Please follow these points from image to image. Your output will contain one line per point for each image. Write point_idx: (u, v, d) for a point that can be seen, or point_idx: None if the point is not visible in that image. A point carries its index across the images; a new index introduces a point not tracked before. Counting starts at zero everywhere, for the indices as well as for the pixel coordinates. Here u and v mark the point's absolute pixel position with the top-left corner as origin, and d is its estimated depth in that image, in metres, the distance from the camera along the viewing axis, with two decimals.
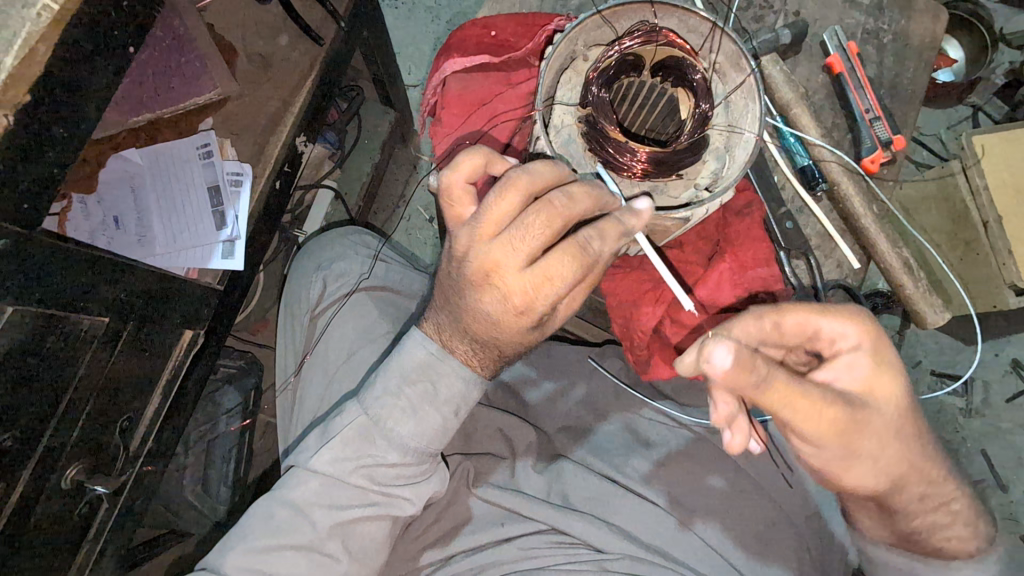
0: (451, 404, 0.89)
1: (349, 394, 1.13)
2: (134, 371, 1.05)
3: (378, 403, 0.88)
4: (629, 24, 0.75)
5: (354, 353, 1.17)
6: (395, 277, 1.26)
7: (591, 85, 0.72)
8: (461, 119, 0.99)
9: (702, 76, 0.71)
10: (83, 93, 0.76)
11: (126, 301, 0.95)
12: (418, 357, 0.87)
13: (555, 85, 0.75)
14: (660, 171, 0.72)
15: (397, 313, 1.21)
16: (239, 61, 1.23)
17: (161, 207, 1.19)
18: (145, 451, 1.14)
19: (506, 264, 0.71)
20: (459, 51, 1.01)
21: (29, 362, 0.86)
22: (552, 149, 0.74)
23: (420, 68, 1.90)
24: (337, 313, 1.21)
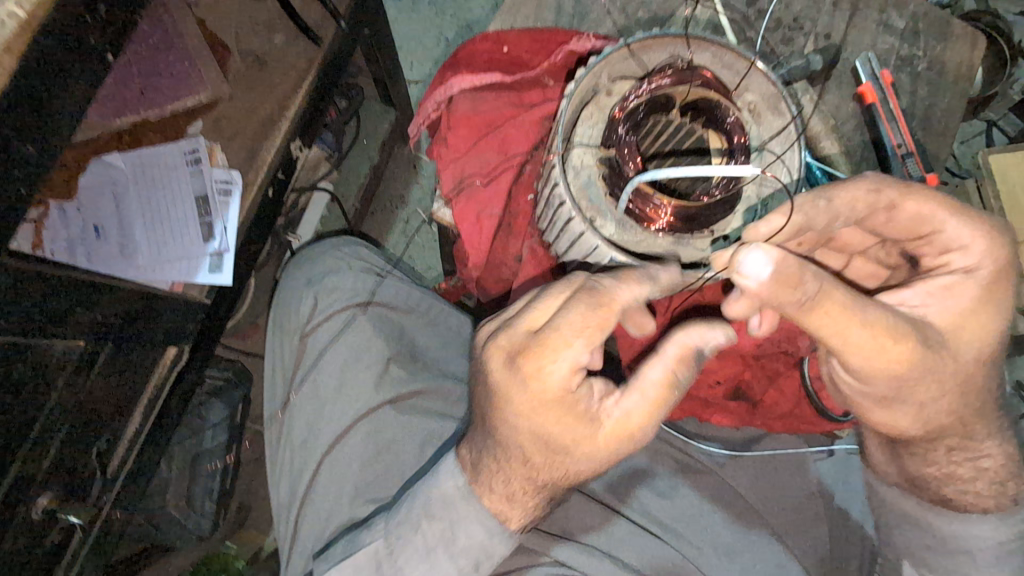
0: (471, 557, 0.76)
1: (346, 423, 1.09)
2: (112, 394, 0.99)
3: (397, 531, 0.79)
4: (658, 56, 0.69)
5: (347, 378, 1.12)
6: (390, 294, 1.18)
7: (616, 126, 0.66)
8: (469, 142, 0.92)
9: (735, 118, 0.65)
10: (53, 107, 0.69)
11: (103, 322, 0.89)
12: (446, 491, 0.76)
13: (574, 121, 0.69)
14: (688, 226, 0.67)
15: (393, 333, 1.15)
16: (232, 61, 1.15)
17: (145, 216, 1.12)
18: (124, 474, 1.09)
19: (546, 367, 0.65)
20: (467, 66, 0.95)
21: None
22: (570, 193, 0.67)
23: (423, 65, 1.82)
24: (330, 332, 1.14)
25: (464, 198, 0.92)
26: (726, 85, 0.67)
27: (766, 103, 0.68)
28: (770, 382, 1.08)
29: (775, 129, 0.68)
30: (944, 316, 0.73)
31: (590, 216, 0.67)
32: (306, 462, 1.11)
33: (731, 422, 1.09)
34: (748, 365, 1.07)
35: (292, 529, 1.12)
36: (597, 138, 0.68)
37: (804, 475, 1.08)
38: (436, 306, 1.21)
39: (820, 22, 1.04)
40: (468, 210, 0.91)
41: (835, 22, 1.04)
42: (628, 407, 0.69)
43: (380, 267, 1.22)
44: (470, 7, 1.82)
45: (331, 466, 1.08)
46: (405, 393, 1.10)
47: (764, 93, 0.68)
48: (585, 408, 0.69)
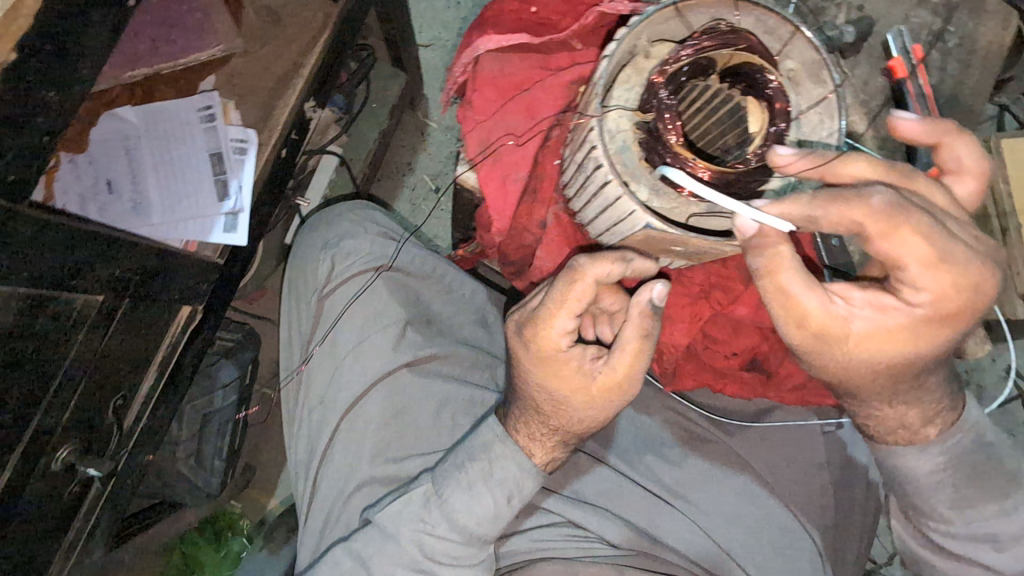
0: (505, 488, 0.89)
1: (362, 390, 1.10)
2: (128, 351, 0.98)
3: (445, 472, 0.91)
4: (701, 19, 0.67)
5: (365, 340, 1.13)
6: (407, 258, 1.17)
7: (657, 90, 0.65)
8: (496, 104, 0.92)
9: (777, 84, 0.65)
10: (76, 54, 0.67)
11: (123, 277, 0.88)
12: (489, 436, 0.90)
13: (611, 83, 0.68)
14: (726, 192, 0.66)
15: (410, 299, 1.15)
16: (246, 16, 1.13)
17: (158, 174, 1.08)
18: (139, 429, 1.09)
19: (545, 331, 0.82)
20: (494, 25, 0.94)
21: (17, 345, 0.79)
22: (607, 156, 0.67)
23: (434, 28, 1.79)
24: (347, 293, 1.14)
25: (489, 162, 0.91)
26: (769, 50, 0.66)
27: (808, 69, 0.67)
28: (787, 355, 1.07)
29: (814, 103, 0.67)
30: (872, 327, 0.71)
31: (627, 179, 0.67)
32: (325, 428, 1.13)
33: (745, 394, 1.09)
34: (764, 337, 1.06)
35: (311, 486, 1.14)
36: (635, 99, 0.67)
37: (809, 447, 1.10)
38: (451, 272, 1.20)
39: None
40: (496, 173, 0.91)
41: None
42: (616, 360, 0.84)
43: (394, 230, 1.21)
44: None
45: (349, 429, 1.10)
46: (420, 357, 1.11)
47: (806, 61, 0.67)
48: (580, 364, 0.85)
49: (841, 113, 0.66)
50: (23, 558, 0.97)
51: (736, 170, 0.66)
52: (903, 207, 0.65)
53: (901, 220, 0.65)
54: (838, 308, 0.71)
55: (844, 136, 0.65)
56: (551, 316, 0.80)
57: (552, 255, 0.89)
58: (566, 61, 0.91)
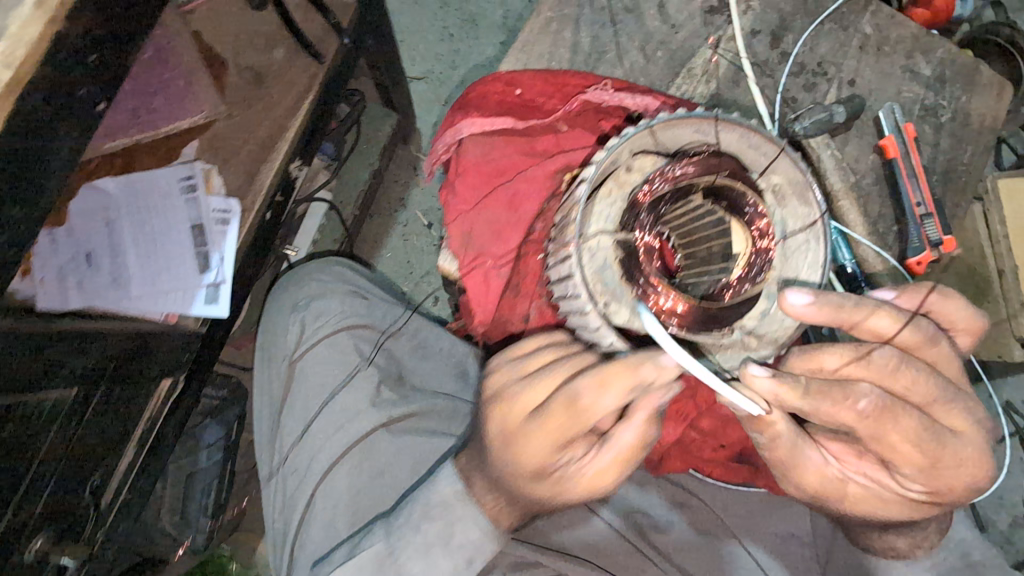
0: (465, 553, 0.78)
1: (339, 453, 1.07)
2: (106, 432, 0.97)
3: (399, 530, 0.80)
4: (683, 136, 0.66)
5: (333, 399, 1.12)
6: (378, 314, 1.21)
7: (639, 211, 0.64)
8: (480, 190, 0.90)
9: (755, 209, 0.64)
10: (41, 169, 0.64)
11: (98, 368, 0.87)
12: (445, 494, 0.79)
13: (591, 199, 0.65)
14: (705, 326, 0.63)
15: (381, 356, 1.16)
16: (229, 78, 1.14)
17: (138, 244, 1.06)
18: (119, 502, 1.08)
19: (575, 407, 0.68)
20: (478, 109, 0.94)
21: None
22: (585, 278, 0.64)
23: (426, 60, 1.81)
24: (317, 356, 1.14)
25: (472, 253, 0.91)
26: (749, 174, 0.65)
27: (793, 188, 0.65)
28: None
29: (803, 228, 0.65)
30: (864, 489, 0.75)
31: (606, 301, 0.65)
32: (300, 496, 1.09)
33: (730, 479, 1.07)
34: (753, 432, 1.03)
35: (290, 552, 1.09)
36: (615, 217, 0.65)
37: (793, 514, 1.08)
38: (421, 327, 1.24)
39: (844, 67, 1.01)
40: (477, 263, 0.90)
41: (858, 67, 1.01)
42: (622, 434, 0.72)
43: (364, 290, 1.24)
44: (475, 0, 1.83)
45: (328, 490, 1.05)
46: (394, 416, 1.09)
47: (789, 176, 0.65)
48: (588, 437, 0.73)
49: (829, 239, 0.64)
50: None
51: (717, 305, 0.64)
52: (890, 409, 0.64)
53: (887, 427, 0.64)
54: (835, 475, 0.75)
55: (827, 263, 0.64)
56: (575, 394, 0.67)
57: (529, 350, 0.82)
58: (550, 146, 0.89)
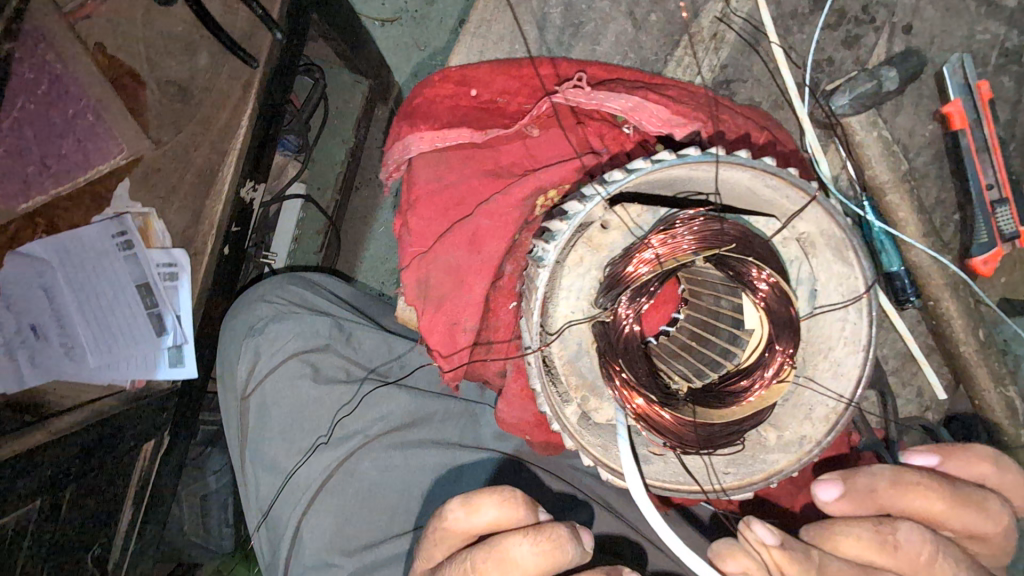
0: None
1: (319, 484, 0.94)
2: (90, 510, 0.94)
3: None
4: (674, 180, 0.51)
5: (305, 427, 0.97)
6: (343, 332, 1.02)
7: (621, 293, 0.52)
8: (436, 224, 0.75)
9: (767, 287, 0.51)
10: None
11: (53, 476, 0.83)
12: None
13: (559, 274, 0.52)
14: (706, 441, 0.53)
15: (352, 374, 1.00)
16: (147, 96, 0.96)
17: (85, 309, 0.97)
18: (128, 559, 1.07)
19: None
20: (427, 119, 0.77)
21: None
22: (555, 371, 0.54)
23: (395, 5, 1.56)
24: (277, 386, 0.98)
25: (431, 306, 0.74)
26: (757, 236, 0.51)
27: (825, 241, 0.51)
28: None
29: (841, 301, 0.52)
30: None
31: (585, 398, 0.56)
32: (282, 537, 0.94)
33: None
34: None
35: None
36: (587, 293, 0.54)
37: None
38: (393, 341, 1.04)
39: (899, 7, 0.78)
40: (435, 312, 0.74)
41: (918, 5, 0.78)
42: None
43: (317, 304, 1.05)
44: None
45: (315, 522, 0.91)
46: (377, 434, 0.96)
47: (819, 226, 0.50)
48: None
49: (872, 316, 0.51)
50: None
51: (724, 413, 0.53)
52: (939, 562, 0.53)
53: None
54: None
55: (871, 343, 0.52)
56: None
57: (512, 410, 0.74)
58: (520, 160, 0.72)
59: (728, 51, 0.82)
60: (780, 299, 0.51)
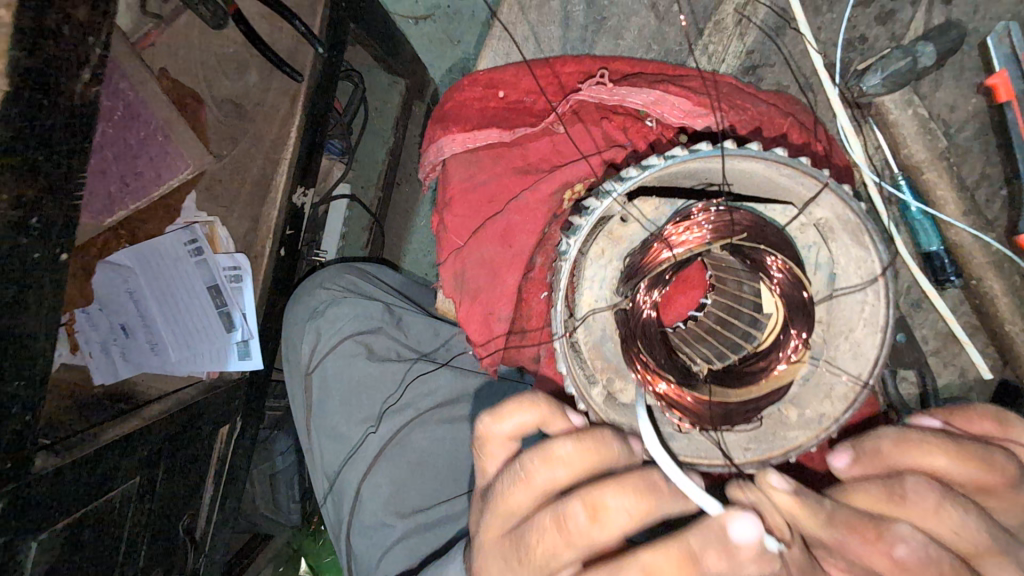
0: None
1: (376, 454, 1.02)
2: (179, 489, 1.05)
3: None
4: (687, 172, 0.53)
5: (361, 402, 1.05)
6: (393, 315, 1.09)
7: (638, 280, 0.55)
8: (471, 221, 0.78)
9: (786, 274, 0.53)
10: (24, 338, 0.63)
11: (151, 454, 0.92)
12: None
13: (580, 262, 0.55)
14: (727, 420, 0.55)
15: (402, 354, 1.08)
16: (207, 114, 1.06)
17: (164, 311, 1.07)
18: (209, 532, 1.19)
19: (559, 542, 0.51)
20: (460, 121, 0.81)
21: (81, 552, 0.84)
22: (579, 357, 0.57)
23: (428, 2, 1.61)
24: (335, 364, 1.06)
25: (468, 299, 0.78)
26: (771, 224, 0.53)
27: (843, 227, 0.52)
28: None
29: (859, 284, 0.53)
30: None
31: (610, 380, 0.58)
32: (345, 498, 1.03)
33: None
34: None
35: (346, 548, 1.04)
36: (610, 282, 0.56)
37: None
38: (442, 326, 1.10)
39: None
40: (474, 304, 0.77)
41: None
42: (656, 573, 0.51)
43: (369, 290, 1.12)
44: None
45: (373, 486, 1.00)
46: (427, 408, 1.03)
47: (839, 215, 0.51)
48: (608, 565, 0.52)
49: (891, 299, 0.52)
50: None
51: (742, 394, 0.55)
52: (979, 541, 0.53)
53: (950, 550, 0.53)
54: None
55: (889, 326, 0.53)
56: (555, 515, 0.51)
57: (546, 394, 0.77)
58: (548, 156, 0.74)
59: (753, 36, 0.84)
60: (795, 284, 0.53)
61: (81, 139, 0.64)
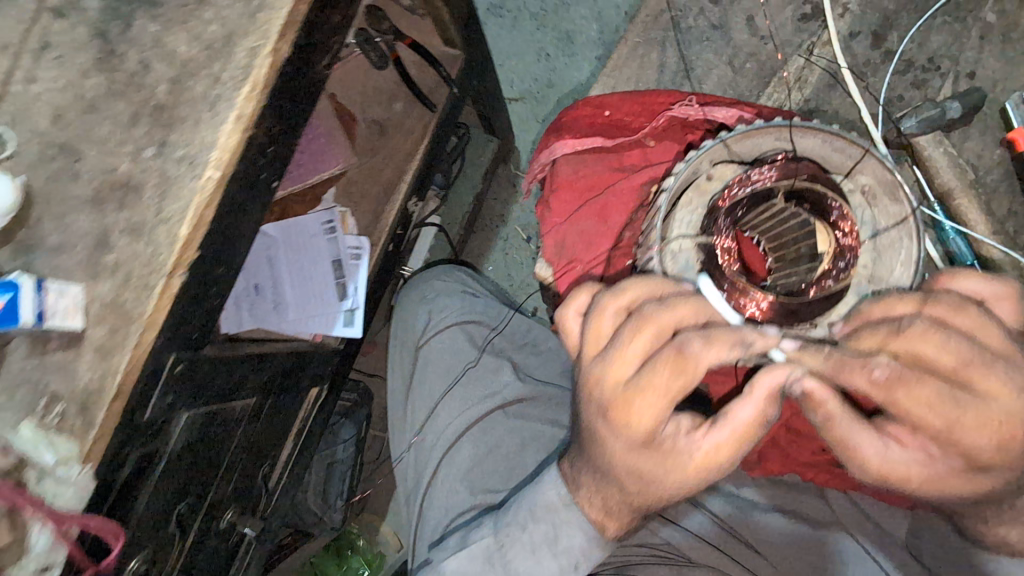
0: (571, 558, 0.80)
1: (460, 433, 1.23)
2: (273, 430, 1.19)
3: (506, 529, 0.85)
4: (760, 143, 0.74)
5: (456, 381, 1.29)
6: (490, 311, 1.37)
7: (718, 216, 0.71)
8: (573, 205, 0.97)
9: (840, 210, 0.69)
10: (236, 240, 0.84)
11: (265, 383, 1.07)
12: (549, 497, 0.81)
13: (674, 205, 0.73)
14: (789, 321, 0.69)
15: (493, 348, 1.32)
16: (358, 130, 1.33)
17: (292, 277, 1.27)
18: (278, 486, 1.32)
19: (637, 335, 0.63)
20: (571, 131, 1.02)
21: (202, 450, 0.96)
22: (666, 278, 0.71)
23: (523, 84, 2.00)
24: (438, 345, 1.32)
25: (564, 264, 0.97)
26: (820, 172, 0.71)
27: (882, 188, 0.70)
28: None
29: (892, 224, 0.70)
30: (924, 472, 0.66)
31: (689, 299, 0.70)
32: (427, 464, 1.26)
33: (840, 484, 1.03)
34: None
35: (419, 509, 1.26)
36: (695, 222, 0.72)
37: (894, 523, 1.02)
38: (534, 327, 1.40)
39: None
40: (569, 270, 0.96)
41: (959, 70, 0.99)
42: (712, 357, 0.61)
43: (477, 290, 1.42)
44: (570, 19, 1.98)
45: (453, 459, 1.21)
46: (509, 400, 1.24)
47: (880, 180, 0.70)
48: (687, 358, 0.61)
49: (921, 234, 0.68)
50: None
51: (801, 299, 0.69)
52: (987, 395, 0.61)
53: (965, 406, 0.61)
54: (889, 454, 0.66)
55: (921, 253, 0.68)
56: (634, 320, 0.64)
57: None
58: (639, 160, 0.94)
59: None
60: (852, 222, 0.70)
61: (310, 107, 0.88)
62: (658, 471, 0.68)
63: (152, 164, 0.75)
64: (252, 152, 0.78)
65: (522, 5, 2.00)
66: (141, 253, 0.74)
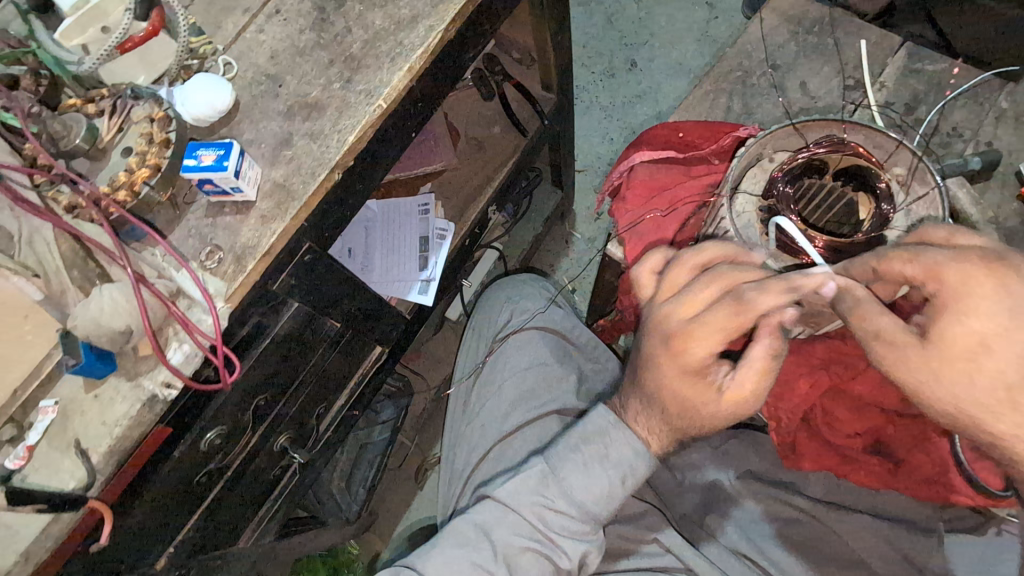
0: (619, 470, 1.01)
1: (519, 425, 1.35)
2: (338, 371, 1.28)
3: (558, 455, 1.04)
4: (816, 134, 1.01)
5: (523, 381, 1.40)
6: (565, 324, 1.48)
7: (777, 181, 0.96)
8: (644, 198, 1.26)
9: (886, 185, 0.92)
10: (373, 174, 1.03)
11: (350, 317, 1.18)
12: (602, 422, 1.03)
13: (742, 176, 1.02)
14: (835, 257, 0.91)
15: (563, 356, 1.43)
16: (461, 142, 1.60)
17: (383, 247, 1.51)
18: (324, 438, 1.39)
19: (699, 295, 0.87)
20: (649, 145, 1.30)
21: (290, 354, 1.07)
22: (734, 228, 0.99)
23: (588, 158, 2.31)
24: (511, 345, 1.44)
25: (634, 239, 1.23)
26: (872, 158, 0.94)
27: (913, 173, 0.95)
28: (917, 447, 1.08)
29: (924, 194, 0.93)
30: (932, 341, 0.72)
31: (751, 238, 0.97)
32: (479, 449, 1.39)
33: (869, 480, 1.11)
34: (890, 423, 1.11)
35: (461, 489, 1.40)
36: (757, 189, 1.00)
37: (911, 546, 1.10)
38: (598, 346, 1.49)
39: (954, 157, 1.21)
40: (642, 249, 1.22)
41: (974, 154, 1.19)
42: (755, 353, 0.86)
43: (554, 299, 1.52)
44: (635, 115, 2.32)
45: (503, 450, 1.33)
46: (569, 407, 1.35)
47: (909, 167, 0.96)
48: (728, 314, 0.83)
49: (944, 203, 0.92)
50: (230, 530, 1.26)
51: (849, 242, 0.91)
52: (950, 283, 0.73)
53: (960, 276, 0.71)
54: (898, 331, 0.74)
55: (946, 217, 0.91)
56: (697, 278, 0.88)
57: None
58: (702, 170, 1.24)
59: None
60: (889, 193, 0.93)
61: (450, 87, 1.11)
62: (699, 400, 0.90)
63: (337, 94, 0.96)
64: (408, 102, 1.00)
65: (594, 98, 2.36)
66: (311, 151, 0.93)
